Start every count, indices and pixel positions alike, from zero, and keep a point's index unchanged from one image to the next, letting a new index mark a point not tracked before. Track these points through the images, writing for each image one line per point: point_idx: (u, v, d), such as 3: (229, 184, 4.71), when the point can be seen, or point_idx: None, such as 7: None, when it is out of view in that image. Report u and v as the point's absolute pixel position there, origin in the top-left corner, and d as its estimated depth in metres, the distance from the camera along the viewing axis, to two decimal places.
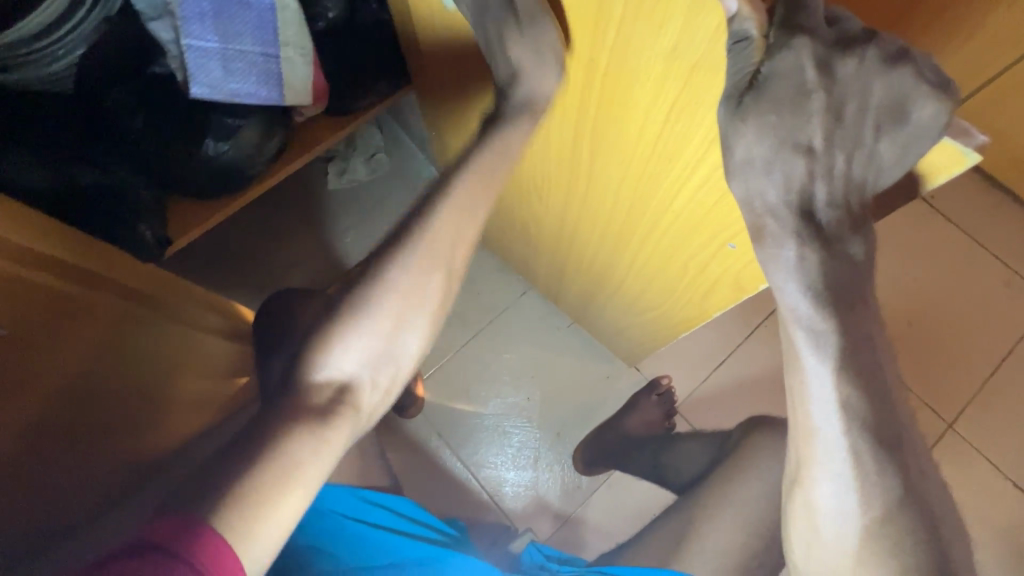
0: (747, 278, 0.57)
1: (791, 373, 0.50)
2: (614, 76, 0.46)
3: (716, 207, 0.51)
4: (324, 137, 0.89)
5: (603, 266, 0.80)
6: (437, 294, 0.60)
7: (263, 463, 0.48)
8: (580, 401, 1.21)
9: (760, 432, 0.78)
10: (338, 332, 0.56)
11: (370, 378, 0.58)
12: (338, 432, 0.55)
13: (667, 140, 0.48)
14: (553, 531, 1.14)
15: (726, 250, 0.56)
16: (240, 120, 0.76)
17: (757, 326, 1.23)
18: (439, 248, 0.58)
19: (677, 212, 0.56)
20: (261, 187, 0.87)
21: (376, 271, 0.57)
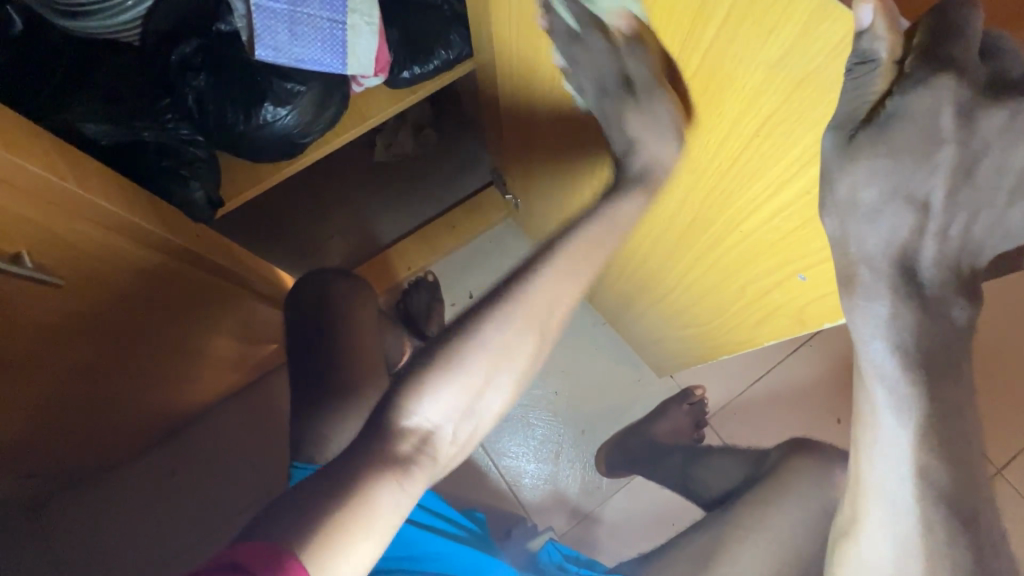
0: (816, 314, 0.53)
1: (856, 426, 0.46)
2: (705, 81, 0.42)
3: (799, 236, 0.46)
4: (380, 109, 0.87)
5: (652, 274, 0.76)
6: (533, 346, 0.51)
7: (346, 518, 0.44)
8: (608, 402, 1.19)
9: (800, 457, 0.74)
10: (429, 380, 0.49)
11: (452, 430, 0.51)
12: (418, 486, 0.49)
13: (751, 157, 0.44)
14: (569, 528, 1.13)
15: (794, 281, 0.52)
16: (297, 85, 0.75)
17: (801, 344, 1.16)
18: (537, 312, 0.50)
19: (745, 232, 0.52)
20: (312, 155, 0.86)
21: (471, 323, 0.50)
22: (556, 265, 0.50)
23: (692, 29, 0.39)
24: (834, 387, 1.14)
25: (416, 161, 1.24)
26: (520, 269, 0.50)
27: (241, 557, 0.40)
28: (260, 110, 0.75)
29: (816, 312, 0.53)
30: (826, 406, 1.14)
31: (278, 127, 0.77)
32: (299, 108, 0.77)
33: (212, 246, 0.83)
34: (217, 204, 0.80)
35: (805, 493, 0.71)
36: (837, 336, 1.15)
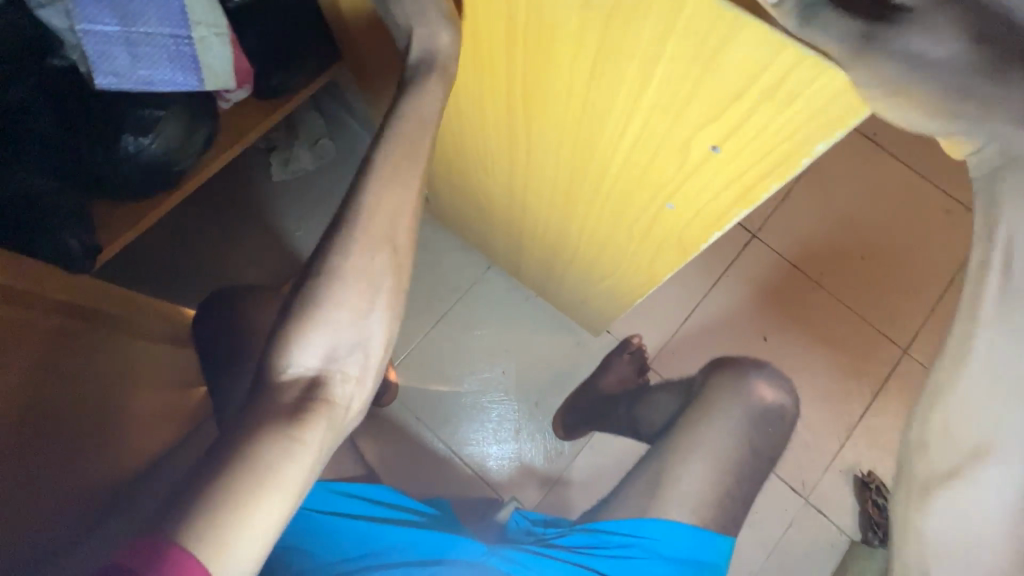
0: (689, 236, 0.57)
1: (909, 368, 0.45)
2: (534, 35, 0.44)
3: (654, 168, 0.50)
4: (255, 123, 0.84)
5: (556, 235, 0.79)
6: (391, 262, 0.51)
7: (235, 475, 0.42)
8: (555, 370, 1.22)
9: (720, 373, 0.79)
10: (295, 328, 0.48)
11: (339, 370, 0.50)
12: (315, 432, 0.46)
13: (594, 97, 0.46)
14: (541, 497, 1.16)
15: (666, 210, 0.55)
16: (155, 110, 0.71)
17: (720, 276, 1.25)
18: (381, 221, 0.50)
19: (616, 172, 0.54)
20: (192, 182, 0.83)
21: (320, 260, 0.49)
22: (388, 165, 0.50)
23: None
24: (756, 309, 1.24)
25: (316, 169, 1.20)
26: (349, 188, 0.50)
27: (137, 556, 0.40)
28: (120, 143, 0.70)
29: (690, 236, 0.56)
30: (753, 329, 1.23)
31: (148, 156, 0.73)
32: (164, 133, 0.73)
33: (101, 294, 0.84)
34: (97, 251, 0.75)
35: (727, 408, 0.77)
36: (749, 262, 1.25)
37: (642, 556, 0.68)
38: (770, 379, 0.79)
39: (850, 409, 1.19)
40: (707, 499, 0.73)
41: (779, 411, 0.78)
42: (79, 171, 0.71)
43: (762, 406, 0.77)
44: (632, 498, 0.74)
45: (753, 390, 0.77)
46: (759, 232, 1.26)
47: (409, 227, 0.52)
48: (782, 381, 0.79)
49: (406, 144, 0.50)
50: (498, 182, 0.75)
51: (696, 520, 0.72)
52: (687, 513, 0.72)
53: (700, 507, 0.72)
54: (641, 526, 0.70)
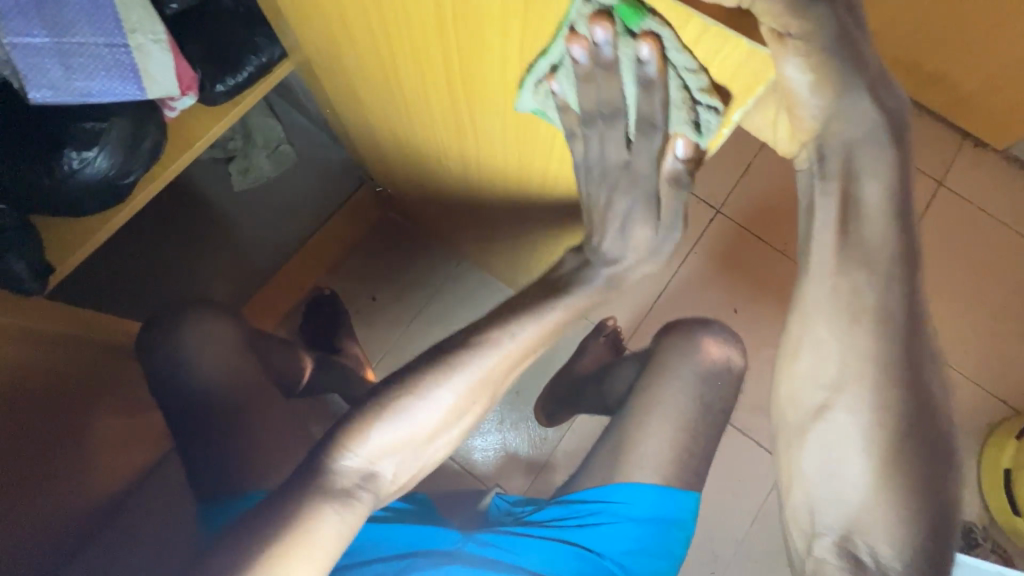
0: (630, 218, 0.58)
1: (794, 324, 0.51)
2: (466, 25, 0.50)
3: (597, 140, 0.51)
4: (205, 129, 0.82)
5: None
6: (477, 408, 0.62)
7: (285, 549, 0.47)
8: (532, 357, 1.23)
9: (673, 336, 0.82)
10: (377, 425, 0.55)
11: (388, 467, 0.56)
12: (362, 518, 0.53)
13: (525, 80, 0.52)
14: (528, 484, 1.17)
15: (609, 193, 0.57)
16: (97, 122, 0.70)
17: (689, 253, 1.27)
18: (489, 379, 0.61)
19: (559, 149, 0.60)
20: (144, 194, 0.81)
21: (426, 386, 0.57)
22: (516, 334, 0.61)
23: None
24: (727, 282, 1.26)
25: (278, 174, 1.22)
26: (495, 335, 0.60)
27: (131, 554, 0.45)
28: (62, 158, 0.69)
29: (630, 219, 0.58)
30: (725, 302, 1.25)
31: (93, 171, 0.71)
32: (108, 147, 0.71)
33: (49, 316, 0.81)
34: (46, 271, 0.73)
35: (680, 366, 0.79)
36: (715, 237, 1.28)
37: (607, 521, 0.71)
38: (719, 337, 0.81)
39: None
40: (678, 465, 0.75)
41: (729, 365, 0.81)
42: (21, 189, 0.69)
43: (713, 363, 0.80)
44: (600, 467, 0.76)
45: (702, 349, 0.80)
46: (723, 207, 1.29)
47: (498, 387, 0.63)
48: (731, 336, 0.81)
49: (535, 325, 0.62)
50: None
51: (661, 480, 0.74)
52: (651, 474, 0.74)
53: (665, 467, 0.74)
54: (605, 493, 0.73)
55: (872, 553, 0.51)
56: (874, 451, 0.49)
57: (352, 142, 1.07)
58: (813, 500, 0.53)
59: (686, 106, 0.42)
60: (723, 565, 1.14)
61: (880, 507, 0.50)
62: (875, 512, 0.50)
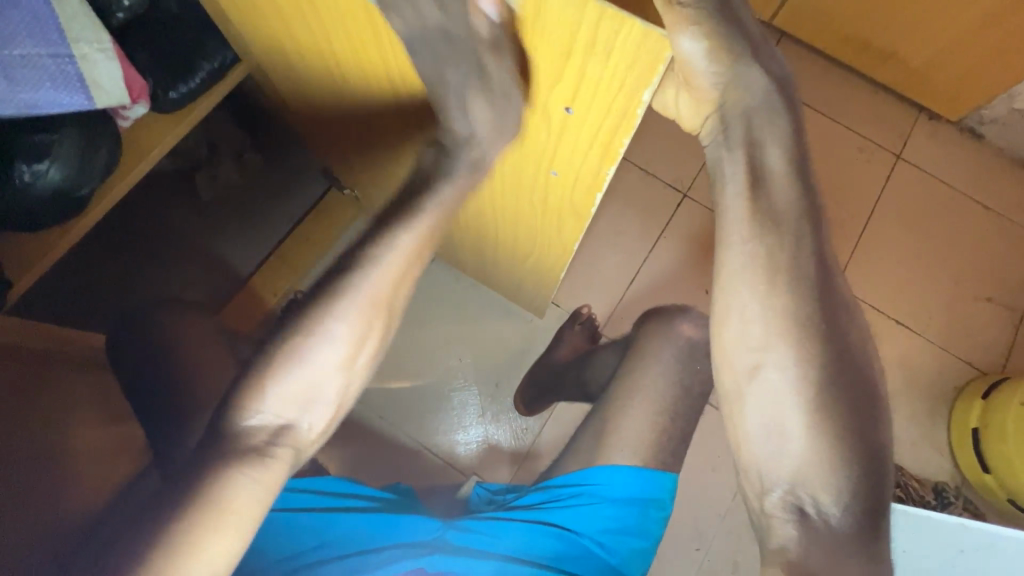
0: (579, 200, 0.59)
1: (721, 295, 0.55)
2: None
3: (531, 129, 0.52)
4: (162, 137, 0.83)
5: (476, 217, 0.82)
6: (378, 336, 0.61)
7: (199, 515, 0.51)
8: (509, 350, 1.24)
9: (649, 324, 0.79)
10: (273, 376, 0.56)
11: (303, 420, 0.59)
12: (273, 475, 0.55)
13: None
14: (513, 474, 1.18)
15: (552, 178, 0.58)
16: (48, 134, 0.70)
17: (658, 238, 1.29)
18: (376, 300, 0.59)
19: (501, 151, 0.59)
20: (101, 205, 0.80)
21: (310, 323, 0.57)
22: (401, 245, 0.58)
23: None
24: (698, 263, 1.28)
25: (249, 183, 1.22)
26: (357, 251, 0.58)
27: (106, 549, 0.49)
28: (13, 171, 0.68)
29: (580, 199, 0.59)
30: (696, 283, 1.27)
31: (47, 184, 0.71)
32: (61, 159, 0.71)
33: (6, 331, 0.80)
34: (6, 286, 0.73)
35: (659, 354, 0.75)
36: (683, 221, 1.30)
37: (590, 501, 0.68)
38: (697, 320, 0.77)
39: None
40: (658, 445, 0.71)
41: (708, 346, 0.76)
42: None
43: (695, 350, 0.75)
44: (580, 448, 0.73)
45: (678, 331, 0.76)
46: (689, 190, 1.32)
47: (398, 301, 0.61)
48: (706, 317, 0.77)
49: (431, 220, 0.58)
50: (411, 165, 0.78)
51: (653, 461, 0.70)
52: (629, 454, 0.70)
53: (646, 448, 0.70)
54: (587, 476, 0.69)
55: (816, 504, 0.54)
56: (806, 409, 0.52)
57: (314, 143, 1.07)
58: (760, 461, 0.56)
59: (600, 101, 0.44)
60: (708, 540, 1.16)
61: (818, 460, 0.53)
62: (813, 465, 0.53)
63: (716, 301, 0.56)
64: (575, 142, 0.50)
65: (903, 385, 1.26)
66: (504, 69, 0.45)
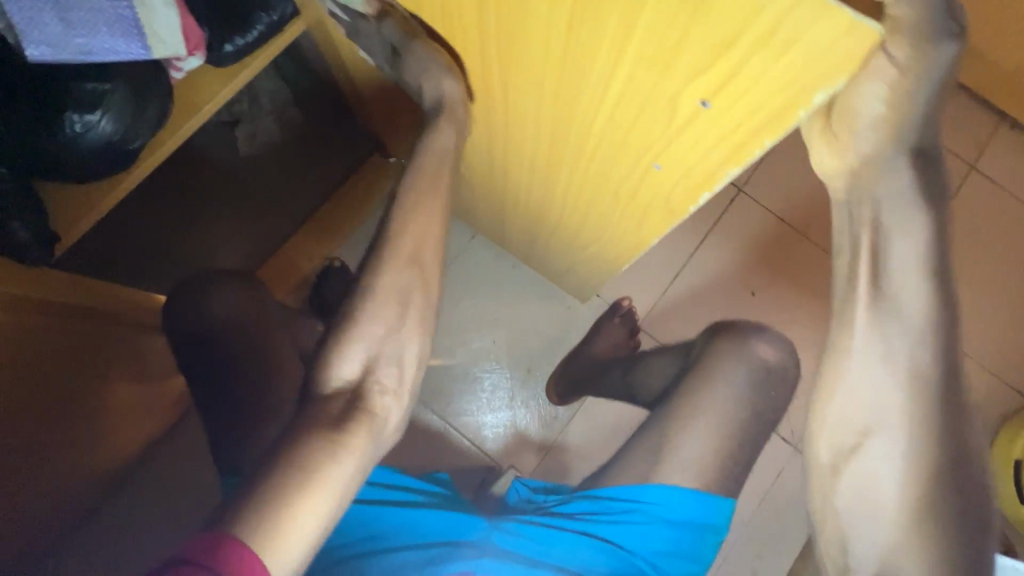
0: (679, 202, 0.54)
1: (831, 358, 0.51)
2: (503, 13, 0.44)
3: (641, 124, 0.45)
4: (213, 94, 0.78)
5: (538, 202, 0.78)
6: (421, 290, 0.67)
7: (298, 466, 0.56)
8: (546, 336, 1.21)
9: (725, 336, 0.75)
10: (338, 346, 0.64)
11: (375, 383, 0.64)
12: (361, 432, 0.60)
13: (569, 66, 0.44)
14: (538, 463, 1.17)
15: (653, 171, 0.51)
16: (101, 83, 0.66)
17: (707, 234, 1.24)
18: (414, 258, 0.66)
19: (598, 133, 0.51)
20: (150, 161, 0.77)
21: (358, 290, 0.65)
22: (424, 213, 0.66)
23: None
24: (747, 263, 1.23)
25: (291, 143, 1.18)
26: (389, 220, 0.67)
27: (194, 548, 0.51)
28: (65, 120, 0.65)
29: (681, 202, 0.53)
30: (742, 284, 1.22)
31: (98, 134, 0.67)
32: (113, 109, 0.67)
33: (60, 288, 0.79)
34: (53, 239, 0.70)
35: (730, 370, 0.72)
36: (734, 218, 1.24)
37: (643, 520, 0.67)
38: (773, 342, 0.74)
39: None
40: (713, 464, 0.69)
41: (786, 366, 0.73)
42: (33, 156, 0.66)
43: (766, 370, 0.72)
44: (635, 463, 0.71)
45: (754, 352, 0.72)
46: (745, 186, 1.25)
47: (429, 255, 0.68)
48: (786, 341, 0.74)
49: (449, 186, 0.66)
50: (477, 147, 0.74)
51: (703, 484, 0.68)
52: (689, 477, 0.68)
53: (705, 470, 0.69)
54: (643, 492, 0.67)
55: None
56: (910, 484, 0.48)
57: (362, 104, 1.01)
58: (846, 532, 0.52)
59: (755, 96, 0.35)
60: (730, 545, 1.15)
61: (917, 547, 0.48)
62: (907, 550, 0.48)
63: (823, 363, 0.51)
64: (697, 145, 0.43)
65: None
66: (431, 49, 0.59)
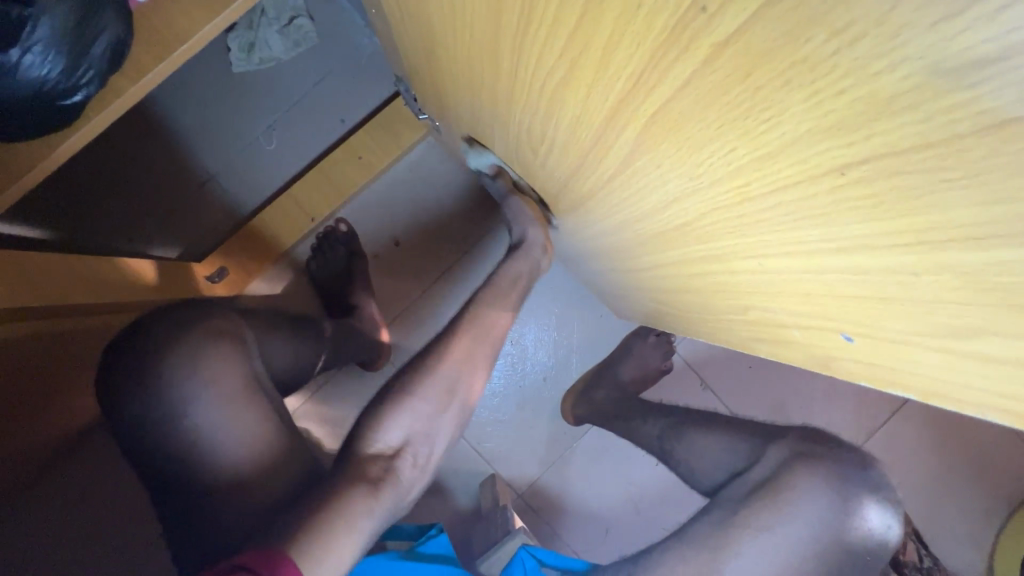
0: (844, 370, 0.38)
1: None
2: (680, 109, 0.27)
3: (859, 305, 0.29)
4: (197, 29, 0.56)
5: (614, 246, 0.61)
6: (468, 392, 0.63)
7: (330, 528, 0.48)
8: (569, 339, 1.10)
9: (810, 466, 0.62)
10: (391, 406, 0.58)
11: (411, 454, 0.58)
12: (387, 503, 0.53)
13: (759, 208, 0.29)
14: (541, 473, 1.08)
15: (832, 340, 0.34)
16: (24, 8, 0.46)
17: None
18: (475, 352, 0.64)
19: (761, 268, 0.35)
20: (105, 116, 0.56)
21: (417, 369, 0.61)
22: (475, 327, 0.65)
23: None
24: None
25: (302, 72, 0.95)
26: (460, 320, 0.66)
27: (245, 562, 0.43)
28: None
29: (846, 371, 0.37)
30: None
31: (17, 85, 0.48)
32: (43, 48, 0.48)
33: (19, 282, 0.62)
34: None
35: (808, 509, 0.59)
36: None
37: None
38: (874, 488, 0.62)
39: (877, 411, 1.08)
40: None
41: (884, 542, 0.60)
42: None
43: (860, 531, 0.59)
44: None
45: (846, 498, 0.60)
46: None
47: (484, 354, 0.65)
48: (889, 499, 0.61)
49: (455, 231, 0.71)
50: (552, 170, 0.56)
51: None
52: None
53: None
54: None
55: None
56: None
57: (390, 38, 0.76)
58: None
59: None
60: None
61: None
62: None
63: None
64: (949, 373, 0.27)
65: (997, 486, 1.09)
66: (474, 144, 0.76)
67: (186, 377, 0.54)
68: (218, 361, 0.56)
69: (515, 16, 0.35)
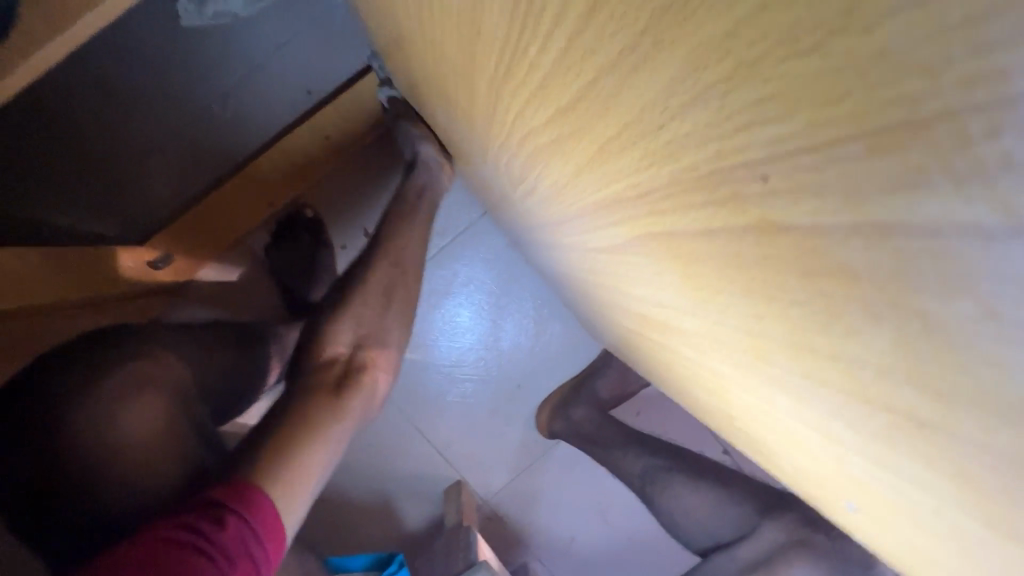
0: (840, 516, 0.32)
1: None
2: (697, 253, 0.20)
3: (887, 509, 0.23)
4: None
5: (595, 295, 0.53)
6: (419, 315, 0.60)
7: (295, 437, 0.43)
8: (545, 349, 1.04)
9: (804, 552, 0.62)
10: (335, 320, 0.53)
11: (369, 356, 0.52)
12: (355, 406, 0.49)
13: (782, 379, 0.22)
14: (506, 484, 1.04)
15: (838, 501, 0.29)
16: None
17: None
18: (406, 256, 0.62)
19: (767, 414, 0.28)
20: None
21: (357, 281, 0.57)
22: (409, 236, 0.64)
23: (945, 134, 0.11)
24: None
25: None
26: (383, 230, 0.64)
27: (214, 495, 0.38)
28: None
29: (842, 518, 0.32)
30: None
31: None
32: None
33: None
34: None
35: None
36: None
37: None
38: None
39: None
40: None
41: None
42: None
43: None
44: None
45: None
46: None
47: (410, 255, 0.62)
48: None
49: (406, 252, 0.62)
50: (533, 210, 0.48)
51: None
52: None
53: None
54: None
55: None
56: None
57: (362, 14, 0.64)
58: None
59: None
60: None
61: None
62: None
63: None
64: None
65: None
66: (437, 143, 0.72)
67: (96, 397, 0.48)
68: (131, 362, 0.51)
69: (496, 61, 0.26)
